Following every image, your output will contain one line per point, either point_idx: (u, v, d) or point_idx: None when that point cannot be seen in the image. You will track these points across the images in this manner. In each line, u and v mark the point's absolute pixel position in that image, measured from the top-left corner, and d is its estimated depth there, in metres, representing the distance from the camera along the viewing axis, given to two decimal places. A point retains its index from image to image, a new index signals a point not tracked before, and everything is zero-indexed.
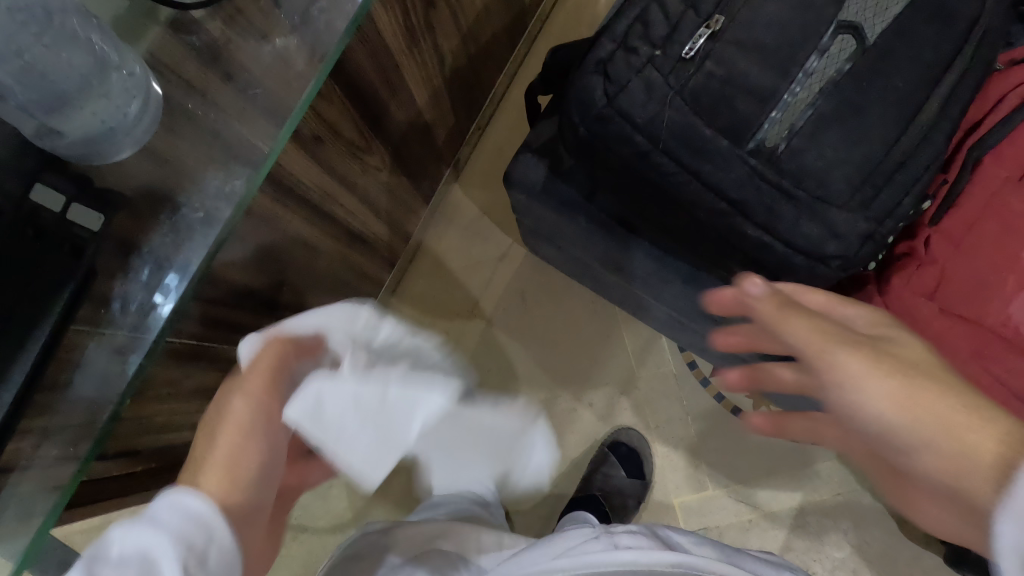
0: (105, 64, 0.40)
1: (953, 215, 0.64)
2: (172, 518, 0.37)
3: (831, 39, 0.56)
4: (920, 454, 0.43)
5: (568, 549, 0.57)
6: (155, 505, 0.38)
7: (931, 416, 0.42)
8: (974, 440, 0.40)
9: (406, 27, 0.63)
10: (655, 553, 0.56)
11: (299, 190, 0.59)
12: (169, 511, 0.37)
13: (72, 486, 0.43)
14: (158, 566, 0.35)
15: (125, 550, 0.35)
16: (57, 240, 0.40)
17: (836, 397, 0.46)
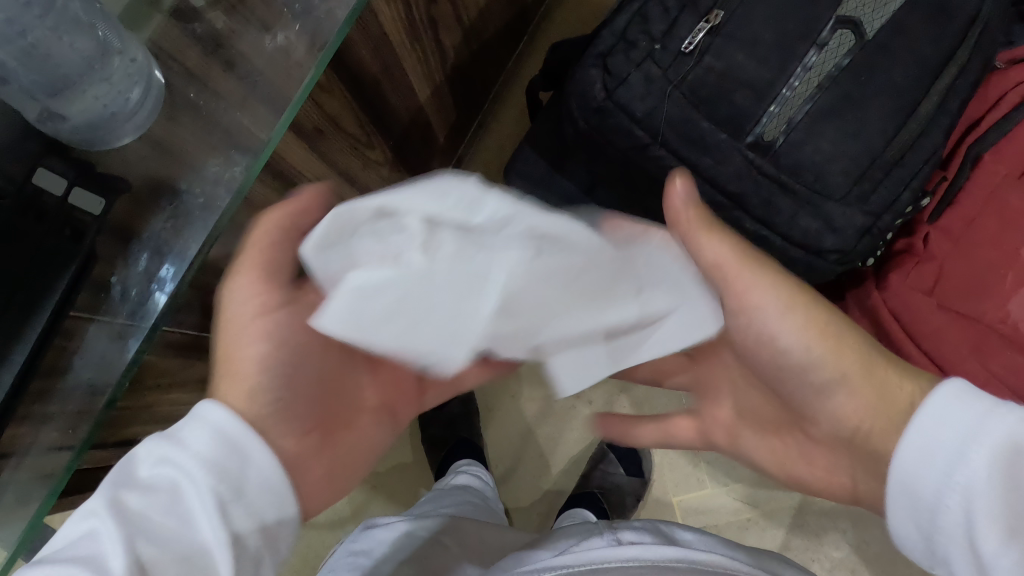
0: (107, 48, 0.40)
1: (952, 212, 0.64)
2: (198, 440, 0.39)
3: (829, 34, 0.56)
4: (835, 392, 0.46)
5: (574, 546, 0.57)
6: (184, 424, 0.40)
7: (851, 358, 0.45)
8: (885, 381, 0.44)
9: (408, 21, 0.63)
10: (656, 548, 0.54)
11: (301, 182, 0.59)
12: (197, 431, 0.39)
13: (70, 468, 0.44)
14: (185, 495, 0.37)
15: (156, 474, 0.38)
16: (58, 223, 0.40)
17: (760, 336, 0.46)
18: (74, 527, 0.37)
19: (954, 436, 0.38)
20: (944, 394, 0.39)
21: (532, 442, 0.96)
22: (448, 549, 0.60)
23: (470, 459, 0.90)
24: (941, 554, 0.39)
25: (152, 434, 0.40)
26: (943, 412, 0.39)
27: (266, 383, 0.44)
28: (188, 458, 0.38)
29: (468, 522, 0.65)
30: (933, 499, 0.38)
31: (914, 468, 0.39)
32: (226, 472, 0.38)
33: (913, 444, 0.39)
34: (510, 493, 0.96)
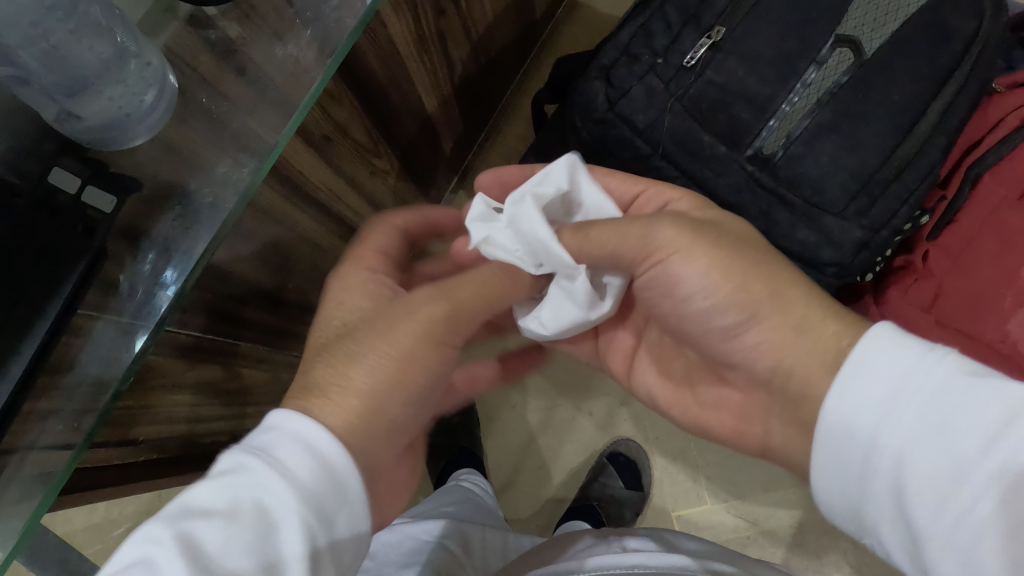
0: (124, 51, 0.42)
1: (952, 230, 0.64)
2: (294, 462, 0.38)
3: (829, 52, 0.58)
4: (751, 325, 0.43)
5: (577, 553, 0.57)
6: (270, 438, 0.39)
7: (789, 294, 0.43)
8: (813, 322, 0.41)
9: (416, 34, 0.65)
10: (661, 555, 0.54)
11: (308, 188, 0.60)
12: (289, 451, 0.38)
13: (70, 467, 0.43)
14: (272, 524, 0.36)
15: (237, 497, 0.36)
16: (70, 219, 0.41)
17: (666, 288, 0.45)
18: (141, 546, 0.35)
19: (884, 381, 0.35)
20: (874, 337, 0.37)
21: (532, 453, 0.96)
22: (454, 556, 0.60)
23: (469, 468, 0.90)
24: (868, 501, 0.37)
25: (232, 449, 0.39)
26: (873, 356, 0.36)
27: (413, 397, 0.46)
28: (277, 486, 0.37)
29: (473, 529, 0.64)
30: (866, 449, 0.36)
31: (843, 415, 0.37)
32: (317, 502, 0.38)
33: (844, 402, 0.37)
34: (511, 505, 0.95)
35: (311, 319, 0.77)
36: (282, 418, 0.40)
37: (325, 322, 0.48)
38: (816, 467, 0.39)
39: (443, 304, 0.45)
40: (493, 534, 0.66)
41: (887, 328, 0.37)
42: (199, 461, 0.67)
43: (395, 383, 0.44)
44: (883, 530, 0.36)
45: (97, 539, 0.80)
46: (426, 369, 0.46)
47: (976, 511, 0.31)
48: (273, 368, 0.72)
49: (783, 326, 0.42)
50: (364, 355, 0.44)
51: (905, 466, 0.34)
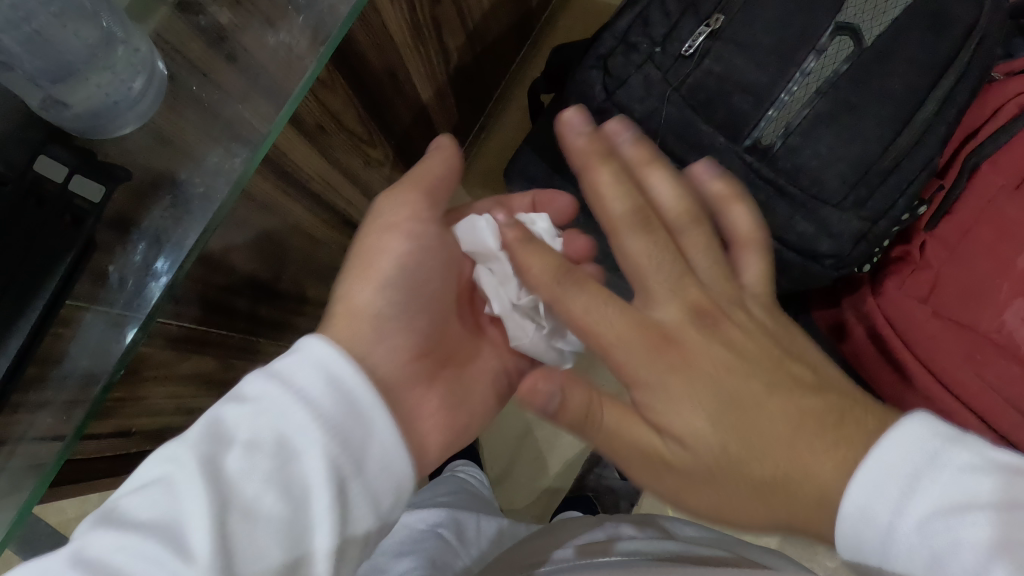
0: (110, 37, 0.41)
1: (949, 221, 0.64)
2: (314, 391, 0.39)
3: (828, 40, 0.57)
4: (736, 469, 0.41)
5: (574, 542, 0.56)
6: (296, 366, 0.40)
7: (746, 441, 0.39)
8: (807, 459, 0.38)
9: (410, 21, 0.63)
10: (657, 542, 0.54)
11: (301, 178, 0.59)
12: (311, 383, 0.39)
13: (73, 441, 0.44)
14: (291, 454, 0.37)
15: (258, 425, 0.37)
16: (59, 209, 0.40)
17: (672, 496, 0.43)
18: (166, 464, 0.36)
19: (914, 482, 0.35)
20: (906, 431, 0.36)
21: (528, 444, 0.96)
22: (449, 546, 0.59)
23: (466, 459, 0.88)
24: None
25: (259, 374, 0.40)
26: (905, 452, 0.35)
27: (402, 281, 0.46)
28: (300, 418, 0.38)
29: (469, 519, 0.64)
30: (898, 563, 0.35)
31: (873, 512, 0.35)
32: (341, 437, 0.38)
33: (848, 541, 0.36)
34: (507, 495, 0.95)
35: (305, 312, 0.75)
36: (306, 350, 0.41)
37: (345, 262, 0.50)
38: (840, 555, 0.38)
39: (414, 195, 0.48)
40: (488, 522, 0.66)
41: (920, 422, 0.36)
42: None
43: (377, 282, 0.46)
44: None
45: None
46: (408, 259, 0.47)
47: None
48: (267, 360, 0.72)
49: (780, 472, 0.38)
50: (354, 268, 0.47)
51: None
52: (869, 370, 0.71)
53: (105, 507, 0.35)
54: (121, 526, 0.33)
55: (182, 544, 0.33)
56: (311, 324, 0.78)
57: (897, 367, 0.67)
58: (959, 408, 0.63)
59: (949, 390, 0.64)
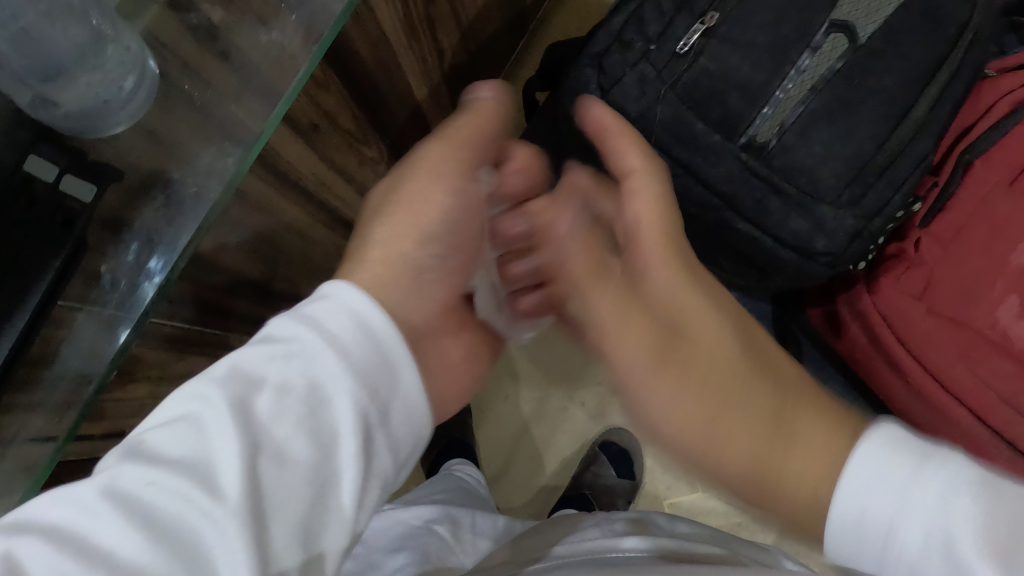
0: (100, 36, 0.41)
1: (942, 218, 0.64)
2: (345, 337, 0.39)
3: (823, 37, 0.57)
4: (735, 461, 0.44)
5: (569, 538, 0.56)
6: (326, 311, 0.40)
7: (740, 427, 0.43)
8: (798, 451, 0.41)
9: (404, 19, 0.63)
10: (652, 539, 0.54)
11: (295, 177, 0.59)
12: (342, 328, 0.40)
13: (66, 442, 0.43)
14: (320, 400, 0.37)
15: (288, 370, 0.37)
16: (49, 209, 0.40)
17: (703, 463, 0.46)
18: (192, 406, 0.35)
19: (875, 501, 0.36)
20: (863, 450, 0.38)
21: (524, 442, 0.96)
22: (444, 543, 0.59)
23: (462, 458, 0.88)
24: None
25: (289, 319, 0.40)
26: (865, 472, 0.37)
27: (443, 234, 0.50)
28: (331, 365, 0.38)
29: (464, 516, 0.64)
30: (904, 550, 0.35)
31: (848, 535, 0.37)
32: (370, 388, 0.39)
33: (842, 520, 0.37)
34: (503, 493, 0.95)
35: None
36: (337, 298, 0.41)
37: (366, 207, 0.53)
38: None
39: (455, 151, 0.51)
40: (484, 518, 0.66)
41: (878, 436, 0.38)
42: None
43: (415, 228, 0.49)
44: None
45: None
46: (447, 209, 0.50)
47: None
48: None
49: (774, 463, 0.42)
50: (388, 213, 0.50)
51: None
52: (865, 366, 0.71)
53: (128, 444, 0.34)
54: (149, 459, 0.33)
55: (212, 481, 0.33)
56: None
57: (892, 364, 0.68)
58: (952, 404, 0.64)
59: (943, 388, 0.65)
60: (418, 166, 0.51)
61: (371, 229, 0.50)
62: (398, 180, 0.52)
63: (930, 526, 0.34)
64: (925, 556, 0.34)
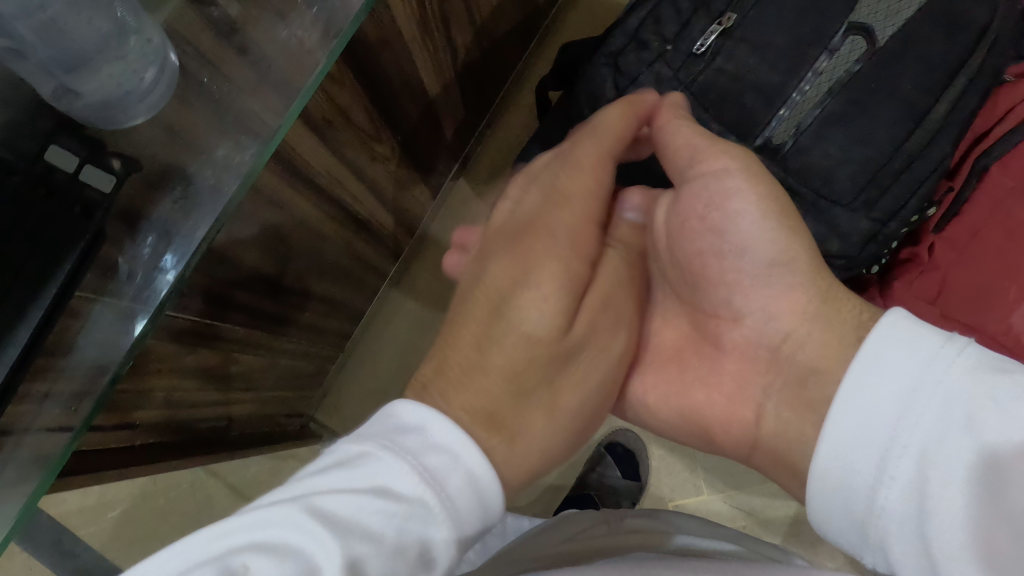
0: (123, 27, 0.41)
1: (958, 222, 0.64)
2: (459, 499, 0.37)
3: (841, 40, 0.58)
4: (766, 287, 0.47)
5: (579, 534, 0.57)
6: (447, 463, 0.37)
7: (788, 247, 0.46)
8: (836, 303, 0.44)
9: (420, 16, 0.63)
10: (664, 536, 0.55)
11: (308, 172, 0.59)
12: (458, 491, 0.37)
13: (81, 432, 0.44)
14: (424, 564, 0.35)
15: (407, 531, 0.34)
16: (68, 200, 0.40)
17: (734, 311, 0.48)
18: (299, 541, 0.32)
19: (889, 377, 0.37)
20: (885, 325, 0.39)
21: None
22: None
23: None
24: (877, 514, 0.37)
25: (409, 461, 0.36)
26: (886, 347, 0.38)
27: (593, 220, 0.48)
28: (446, 535, 0.36)
29: None
30: (911, 438, 0.35)
31: (852, 416, 0.38)
32: (461, 547, 0.37)
33: (855, 407, 0.38)
34: (508, 492, 0.95)
35: (309, 307, 0.75)
36: (451, 441, 0.38)
37: (510, 302, 0.44)
38: (816, 478, 0.40)
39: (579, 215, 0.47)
40: (493, 516, 0.66)
41: (893, 317, 0.39)
42: (196, 445, 0.66)
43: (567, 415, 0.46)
44: (890, 549, 0.36)
45: (90, 522, 0.80)
46: (601, 367, 0.48)
47: (954, 511, 0.32)
48: (271, 354, 0.72)
49: (808, 291, 0.45)
50: (537, 356, 0.44)
51: (929, 461, 0.34)
52: None
53: (225, 566, 0.30)
54: None
55: None
56: (315, 319, 0.78)
57: None
58: None
59: None
60: (587, 325, 0.46)
61: (520, 372, 0.44)
62: (575, 302, 0.44)
63: (937, 402, 0.35)
64: (930, 433, 0.35)
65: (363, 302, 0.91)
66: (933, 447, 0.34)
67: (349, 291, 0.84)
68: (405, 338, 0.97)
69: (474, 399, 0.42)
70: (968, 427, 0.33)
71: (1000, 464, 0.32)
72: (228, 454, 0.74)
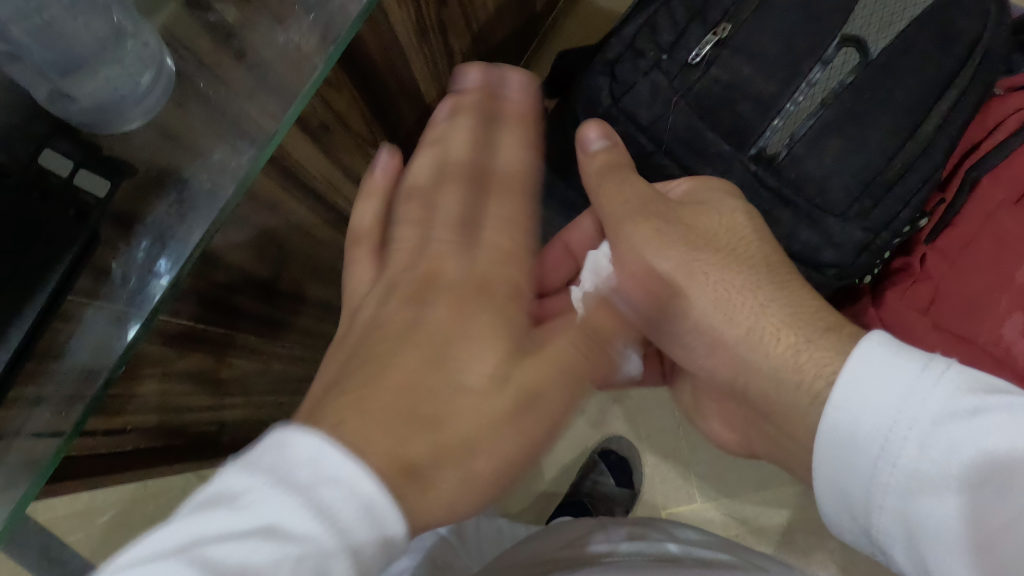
0: (119, 32, 0.41)
1: (950, 233, 0.64)
2: (353, 531, 0.31)
3: (835, 51, 0.58)
4: (694, 290, 0.52)
5: (577, 542, 0.57)
6: (333, 493, 0.31)
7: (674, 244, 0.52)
8: (761, 336, 0.50)
9: (418, 23, 0.64)
10: (666, 545, 0.55)
11: (304, 176, 0.59)
12: (352, 520, 0.31)
13: (71, 438, 0.43)
14: None
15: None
16: (63, 203, 0.40)
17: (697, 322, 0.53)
18: None
19: (868, 411, 0.42)
20: (858, 357, 0.43)
21: None
22: (450, 545, 0.59)
23: None
24: (876, 529, 0.43)
25: (289, 500, 0.31)
26: (860, 379, 0.42)
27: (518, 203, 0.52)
28: (341, 572, 0.31)
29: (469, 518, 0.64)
30: (898, 471, 0.40)
31: (840, 446, 0.43)
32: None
33: (842, 445, 0.43)
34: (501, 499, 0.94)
35: (303, 311, 0.75)
36: (349, 472, 0.32)
37: (462, 363, 0.41)
38: (823, 494, 0.45)
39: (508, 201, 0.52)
40: (489, 523, 0.66)
41: (869, 345, 0.43)
42: (186, 449, 0.66)
43: (479, 482, 0.40)
44: (896, 557, 0.42)
45: (80, 527, 0.80)
46: (547, 385, 0.44)
47: (943, 539, 0.38)
48: (265, 359, 0.71)
49: (734, 342, 0.52)
50: (472, 410, 0.40)
51: (914, 493, 0.40)
52: None
53: None
54: None
55: None
56: (309, 323, 0.77)
57: None
58: None
59: None
60: (519, 356, 0.43)
61: (451, 416, 0.39)
62: (503, 341, 0.43)
63: (915, 439, 0.40)
64: (910, 466, 0.40)
65: None
66: (917, 481, 0.39)
67: None
68: None
69: (384, 409, 0.36)
70: (946, 463, 0.38)
71: (979, 501, 0.37)
72: (217, 459, 0.74)
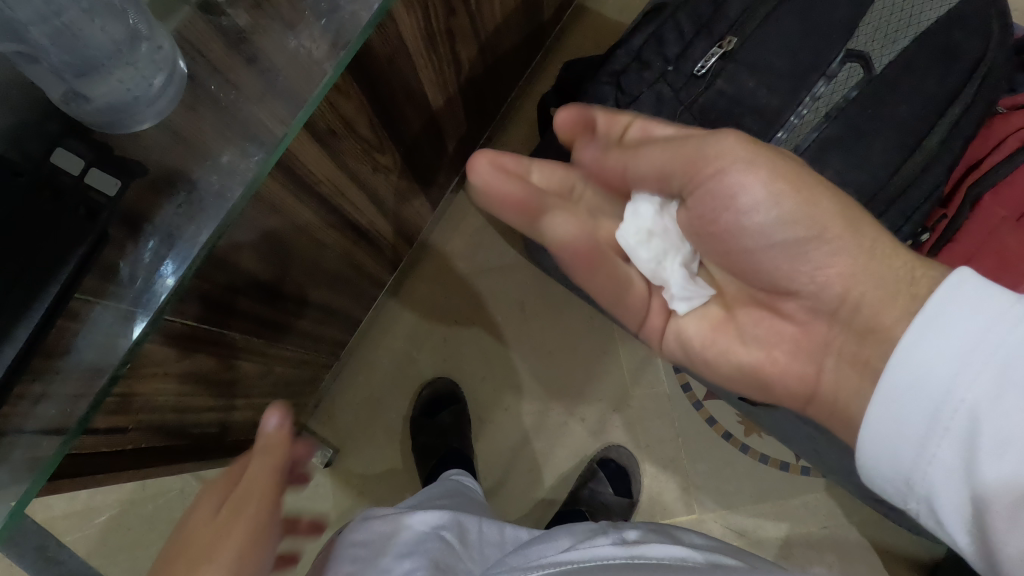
0: (135, 35, 0.41)
1: (951, 249, 0.64)
2: None
3: (839, 66, 0.60)
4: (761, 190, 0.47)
5: (577, 544, 0.57)
6: None
7: (785, 161, 0.47)
8: (884, 255, 0.47)
9: (427, 31, 0.65)
10: (665, 548, 0.54)
11: (311, 179, 0.60)
12: None
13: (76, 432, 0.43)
14: None
15: None
16: (73, 201, 0.41)
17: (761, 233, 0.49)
18: None
19: (951, 336, 0.40)
20: (954, 284, 0.41)
21: (521, 457, 0.95)
22: (452, 548, 0.59)
23: (459, 468, 0.87)
24: (929, 463, 0.40)
25: None
26: (954, 305, 0.40)
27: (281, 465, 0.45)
28: None
29: (473, 520, 0.64)
30: (968, 399, 0.38)
31: (912, 368, 0.41)
32: None
33: (915, 364, 0.41)
34: (500, 506, 0.94)
35: (306, 314, 0.75)
36: None
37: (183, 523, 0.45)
38: (872, 423, 0.43)
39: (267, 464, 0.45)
40: (491, 527, 0.65)
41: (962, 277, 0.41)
42: (187, 450, 0.66)
43: None
44: (936, 490, 0.40)
45: (78, 526, 0.83)
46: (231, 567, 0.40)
47: (1001, 457, 0.36)
48: (266, 360, 0.72)
49: (854, 251, 0.47)
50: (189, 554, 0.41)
51: (984, 422, 0.37)
52: None
53: None
54: None
55: None
56: (310, 326, 0.78)
57: None
58: None
59: None
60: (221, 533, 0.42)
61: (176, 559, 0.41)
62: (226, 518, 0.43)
63: (996, 364, 0.38)
64: (984, 393, 0.38)
65: (360, 310, 0.90)
66: (985, 405, 0.38)
67: (346, 299, 0.84)
68: (402, 347, 0.98)
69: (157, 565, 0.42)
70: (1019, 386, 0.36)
71: None
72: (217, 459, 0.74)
